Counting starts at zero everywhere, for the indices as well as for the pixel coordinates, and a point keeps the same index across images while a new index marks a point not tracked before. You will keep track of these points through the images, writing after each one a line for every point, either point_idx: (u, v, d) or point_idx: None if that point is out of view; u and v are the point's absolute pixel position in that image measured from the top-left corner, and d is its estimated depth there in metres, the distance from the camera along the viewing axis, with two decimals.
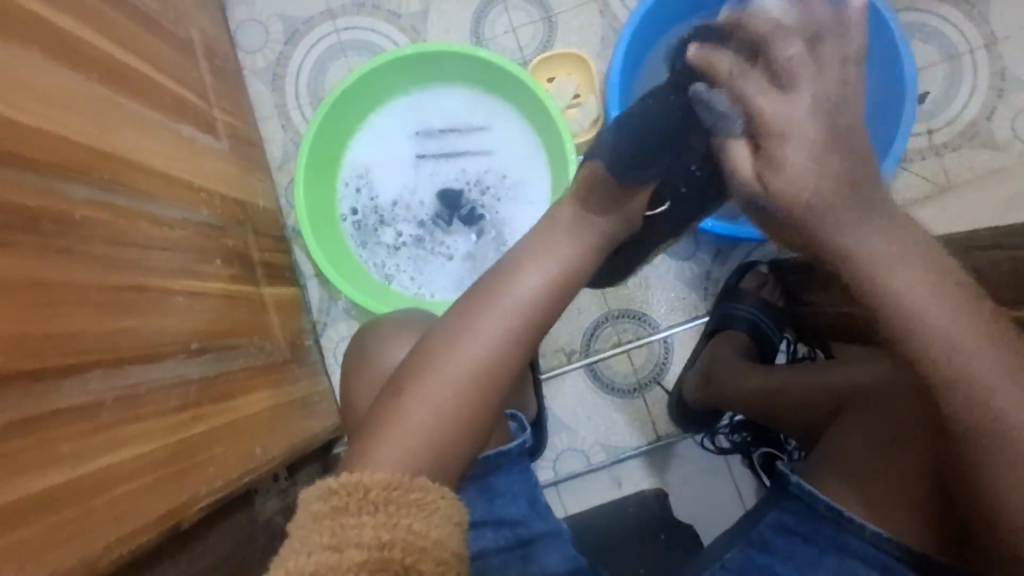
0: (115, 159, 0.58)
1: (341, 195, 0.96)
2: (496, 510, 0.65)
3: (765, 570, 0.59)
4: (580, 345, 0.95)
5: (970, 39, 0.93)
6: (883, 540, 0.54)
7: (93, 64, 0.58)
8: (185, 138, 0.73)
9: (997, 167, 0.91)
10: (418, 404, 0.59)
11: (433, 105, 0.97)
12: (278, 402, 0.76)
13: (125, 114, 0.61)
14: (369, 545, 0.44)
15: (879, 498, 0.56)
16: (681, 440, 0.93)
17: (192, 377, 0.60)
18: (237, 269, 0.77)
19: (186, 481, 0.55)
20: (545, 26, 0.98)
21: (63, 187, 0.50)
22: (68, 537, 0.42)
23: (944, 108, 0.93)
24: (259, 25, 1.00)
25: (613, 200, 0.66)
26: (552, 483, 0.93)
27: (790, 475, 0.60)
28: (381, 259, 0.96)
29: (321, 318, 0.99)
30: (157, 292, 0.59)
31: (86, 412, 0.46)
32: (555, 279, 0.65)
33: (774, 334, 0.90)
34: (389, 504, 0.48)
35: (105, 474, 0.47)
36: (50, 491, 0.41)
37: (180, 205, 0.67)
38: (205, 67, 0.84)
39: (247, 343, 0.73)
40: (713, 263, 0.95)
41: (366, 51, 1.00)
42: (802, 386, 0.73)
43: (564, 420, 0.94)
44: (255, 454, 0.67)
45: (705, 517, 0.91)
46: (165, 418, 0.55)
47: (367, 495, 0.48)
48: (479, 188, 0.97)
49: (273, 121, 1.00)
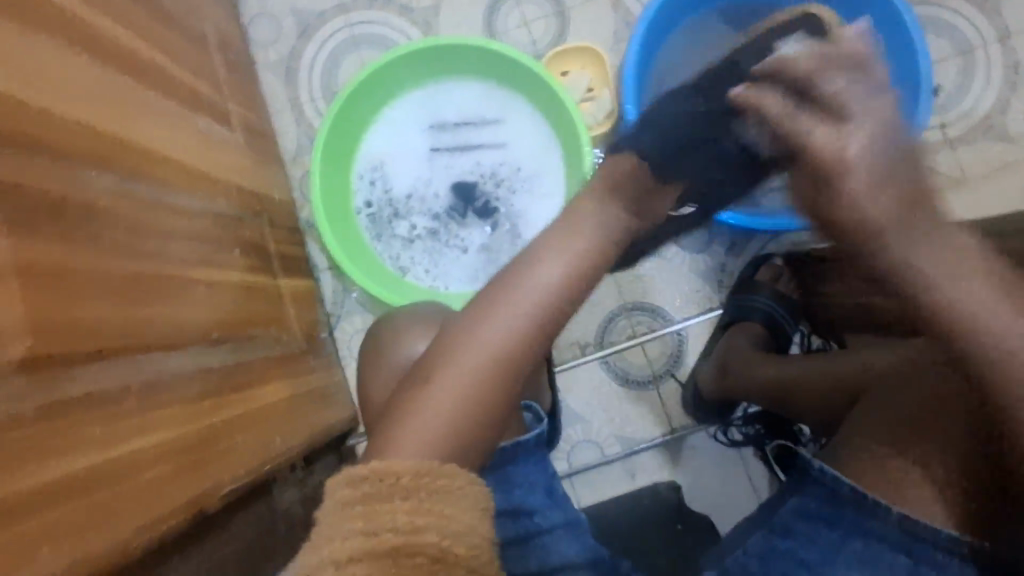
0: (134, 148, 0.58)
1: (356, 188, 0.96)
2: (516, 499, 0.65)
3: (788, 556, 0.60)
4: (595, 337, 0.95)
5: (984, 34, 0.93)
6: (910, 525, 0.54)
7: (110, 54, 0.58)
8: (202, 130, 0.73)
9: (1010, 160, 0.91)
10: (439, 391, 0.59)
11: (447, 98, 0.97)
12: (295, 393, 0.76)
13: (143, 104, 0.61)
14: (403, 529, 0.45)
15: (900, 483, 0.56)
16: (695, 432, 0.93)
17: (213, 366, 0.61)
18: (255, 260, 0.77)
19: (210, 468, 0.56)
20: (558, 20, 0.98)
21: (85, 175, 0.50)
22: (97, 520, 0.42)
23: (957, 101, 0.93)
24: (272, 19, 1.00)
25: (648, 194, 0.69)
26: (567, 475, 0.94)
27: (812, 459, 0.60)
28: (396, 251, 0.96)
29: (335, 310, 1.00)
30: (177, 280, 0.59)
31: (112, 397, 0.46)
32: (575, 268, 0.65)
33: (789, 325, 0.90)
34: (420, 490, 0.48)
35: (133, 459, 0.47)
36: (80, 474, 0.42)
37: (198, 196, 0.67)
38: (219, 60, 0.84)
39: (265, 334, 0.74)
40: (726, 255, 0.95)
41: (379, 44, 1.00)
42: (821, 376, 0.73)
43: (579, 411, 0.94)
44: (274, 443, 0.67)
45: (718, 508, 0.92)
46: (188, 406, 0.55)
47: (399, 481, 0.48)
48: (493, 180, 0.97)
49: (287, 114, 1.00)
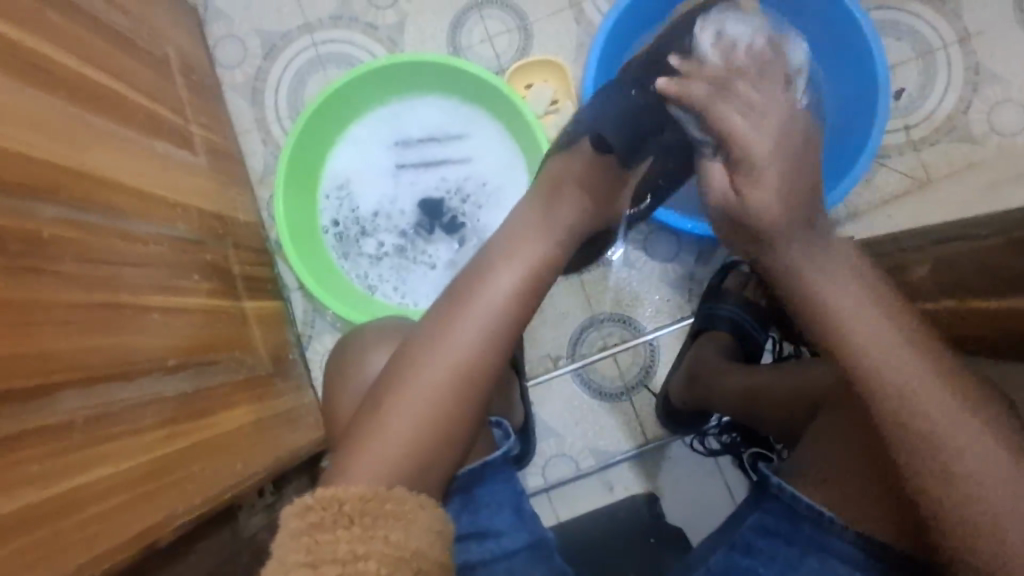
0: (84, 177, 0.57)
1: (323, 207, 0.96)
2: (481, 522, 0.64)
3: (748, 575, 0.60)
4: (566, 350, 0.95)
5: (943, 35, 0.93)
6: (861, 540, 0.55)
7: (59, 83, 0.57)
8: (159, 154, 0.72)
9: (975, 160, 0.92)
10: (397, 418, 0.59)
11: (411, 114, 0.97)
12: (262, 416, 0.76)
13: (96, 134, 0.61)
14: (343, 560, 0.45)
15: (848, 495, 0.57)
16: (671, 443, 0.93)
17: (169, 394, 0.60)
18: (217, 282, 0.77)
19: (163, 499, 0.55)
20: (521, 34, 0.98)
21: (31, 206, 0.50)
22: (36, 558, 0.41)
23: (920, 103, 0.93)
24: (237, 40, 1.00)
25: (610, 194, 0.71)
26: (542, 490, 0.93)
27: (772, 476, 0.60)
28: (364, 269, 0.96)
29: (306, 330, 1.00)
30: (131, 308, 0.59)
31: (58, 432, 0.46)
32: (527, 289, 0.66)
33: (758, 332, 0.90)
34: (365, 517, 0.49)
35: (75, 496, 0.46)
36: (19, 512, 0.41)
37: (155, 221, 0.67)
38: (181, 83, 0.84)
39: (228, 358, 0.73)
40: (696, 264, 0.95)
41: (344, 63, 1.00)
42: (782, 388, 0.73)
43: (552, 426, 0.94)
44: (237, 468, 0.66)
45: (693, 519, 0.91)
46: (140, 437, 0.54)
47: (342, 508, 0.49)
48: (459, 196, 0.97)
49: (253, 135, 1.00)
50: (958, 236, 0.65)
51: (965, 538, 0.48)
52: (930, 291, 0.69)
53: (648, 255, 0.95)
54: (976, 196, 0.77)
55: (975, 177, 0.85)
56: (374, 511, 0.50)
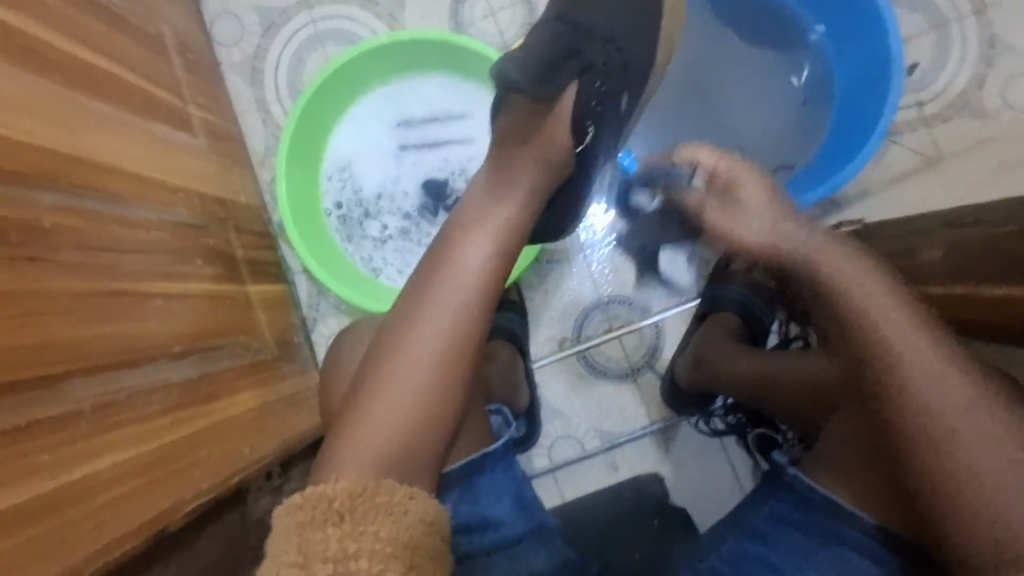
0: (82, 162, 0.56)
1: (325, 189, 0.95)
2: (481, 511, 0.64)
3: (754, 557, 0.60)
4: (571, 332, 0.95)
5: (959, 7, 0.91)
6: (872, 528, 0.56)
7: (53, 65, 0.56)
8: (158, 137, 0.71)
9: (988, 137, 0.90)
10: (401, 404, 0.59)
11: (413, 93, 0.95)
12: (268, 400, 0.76)
13: (94, 118, 0.60)
14: (334, 557, 0.46)
15: (859, 481, 0.57)
16: (677, 424, 0.93)
17: (174, 380, 0.60)
18: (220, 267, 0.76)
19: (172, 485, 0.55)
20: (524, 8, 0.96)
21: (30, 194, 0.49)
22: (49, 546, 0.42)
23: (933, 78, 0.91)
24: (235, 17, 0.98)
25: None
26: (548, 471, 0.94)
27: (786, 467, 0.61)
28: (368, 252, 0.95)
29: (311, 313, 0.99)
30: (134, 295, 0.58)
31: (63, 422, 0.46)
32: None
33: (765, 315, 0.89)
34: (355, 511, 0.50)
35: (83, 486, 0.46)
36: (30, 503, 0.41)
37: (157, 207, 0.67)
38: (178, 63, 0.83)
39: (232, 343, 0.73)
40: (702, 246, 0.95)
41: (344, 40, 0.98)
42: (792, 374, 0.73)
43: (557, 407, 0.94)
44: (244, 452, 0.66)
45: (698, 500, 0.92)
46: (145, 424, 0.54)
47: (332, 506, 0.50)
48: (463, 177, 0.95)
49: (253, 115, 0.99)
50: (977, 222, 0.64)
51: (969, 527, 0.48)
52: (940, 275, 0.67)
53: (655, 237, 0.94)
54: (988, 174, 0.76)
55: (988, 155, 0.83)
56: (365, 505, 0.51)
